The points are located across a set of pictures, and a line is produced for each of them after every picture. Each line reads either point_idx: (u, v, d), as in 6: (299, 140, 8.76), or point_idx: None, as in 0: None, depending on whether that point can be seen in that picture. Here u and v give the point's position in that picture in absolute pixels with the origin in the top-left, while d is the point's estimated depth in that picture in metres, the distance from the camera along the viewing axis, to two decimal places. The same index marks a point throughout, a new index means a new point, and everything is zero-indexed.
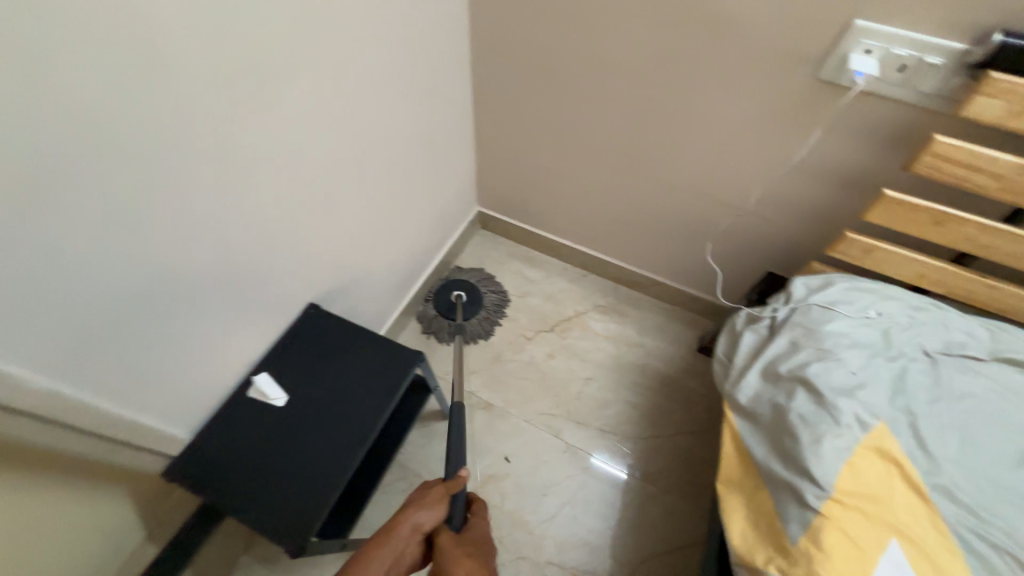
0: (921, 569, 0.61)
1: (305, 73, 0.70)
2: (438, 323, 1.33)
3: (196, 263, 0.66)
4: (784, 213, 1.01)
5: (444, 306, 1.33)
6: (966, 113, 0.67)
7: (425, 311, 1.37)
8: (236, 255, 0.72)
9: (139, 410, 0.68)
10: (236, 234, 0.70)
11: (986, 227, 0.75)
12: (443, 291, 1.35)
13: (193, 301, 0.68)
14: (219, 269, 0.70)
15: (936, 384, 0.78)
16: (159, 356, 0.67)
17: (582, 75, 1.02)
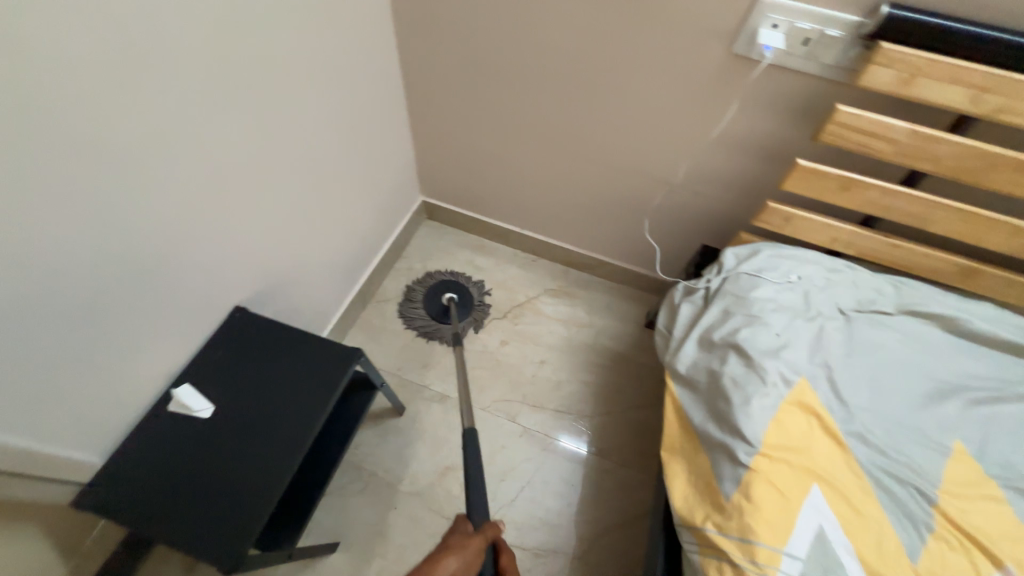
0: (840, 512, 0.66)
1: (198, 56, 0.65)
2: (433, 329, 1.34)
3: (88, 269, 0.60)
4: (714, 186, 1.05)
5: (438, 311, 1.34)
6: (862, 81, 0.72)
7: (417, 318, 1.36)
8: (140, 257, 0.66)
9: (26, 437, 0.60)
10: (136, 238, 0.65)
11: (886, 189, 0.80)
12: (434, 297, 1.35)
13: (81, 299, 0.60)
14: (113, 268, 0.63)
15: (851, 339, 0.83)
16: (46, 377, 0.60)
17: (509, 53, 1.01)
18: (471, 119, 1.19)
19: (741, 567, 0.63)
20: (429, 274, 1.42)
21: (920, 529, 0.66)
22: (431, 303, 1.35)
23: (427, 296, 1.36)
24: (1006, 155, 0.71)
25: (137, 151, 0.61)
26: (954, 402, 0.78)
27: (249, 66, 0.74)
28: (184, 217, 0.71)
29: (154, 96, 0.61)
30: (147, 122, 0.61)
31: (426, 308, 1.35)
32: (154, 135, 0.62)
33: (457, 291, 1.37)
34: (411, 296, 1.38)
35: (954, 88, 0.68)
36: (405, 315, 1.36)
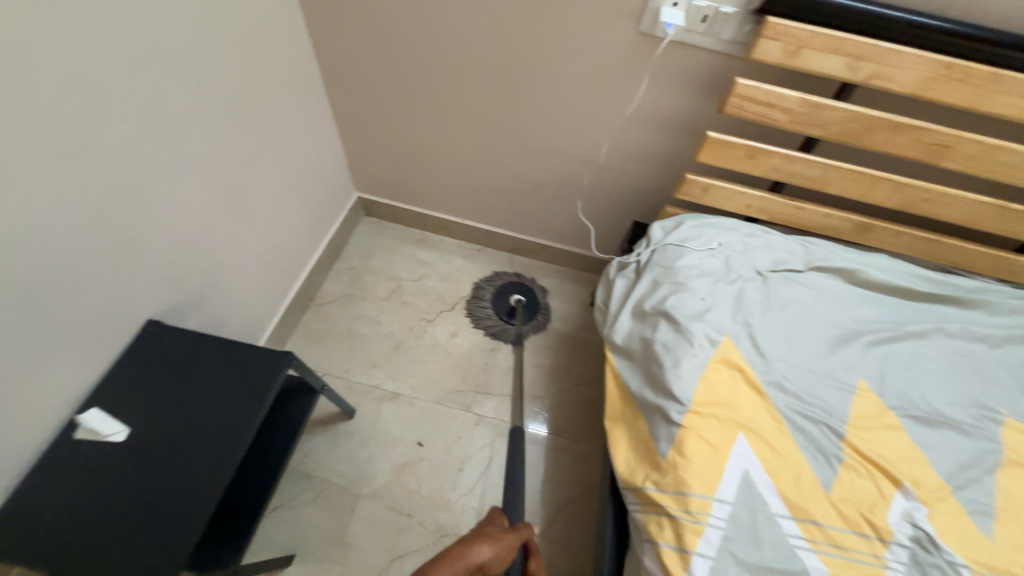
0: (763, 455, 0.71)
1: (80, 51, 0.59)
2: (499, 329, 1.34)
3: None
4: (639, 163, 1.09)
5: (505, 311, 1.35)
6: (754, 54, 0.76)
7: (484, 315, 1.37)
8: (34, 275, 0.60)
9: None
10: (28, 254, 0.59)
11: (787, 156, 0.87)
12: (503, 297, 1.36)
13: None
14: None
15: (767, 297, 0.90)
16: None
17: (430, 40, 0.99)
18: (399, 110, 1.17)
19: (677, 517, 0.66)
20: (493, 274, 1.42)
21: (832, 462, 0.73)
22: (499, 303, 1.35)
23: (495, 296, 1.36)
24: (881, 118, 0.78)
25: (13, 154, 0.55)
26: (857, 345, 0.86)
27: (144, 60, 0.68)
28: (85, 229, 0.65)
29: (25, 92, 0.54)
30: (23, 124, 0.55)
31: (493, 307, 1.36)
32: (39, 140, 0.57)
33: (525, 294, 1.36)
34: (477, 293, 1.39)
35: (833, 58, 0.74)
36: (472, 311, 1.37)
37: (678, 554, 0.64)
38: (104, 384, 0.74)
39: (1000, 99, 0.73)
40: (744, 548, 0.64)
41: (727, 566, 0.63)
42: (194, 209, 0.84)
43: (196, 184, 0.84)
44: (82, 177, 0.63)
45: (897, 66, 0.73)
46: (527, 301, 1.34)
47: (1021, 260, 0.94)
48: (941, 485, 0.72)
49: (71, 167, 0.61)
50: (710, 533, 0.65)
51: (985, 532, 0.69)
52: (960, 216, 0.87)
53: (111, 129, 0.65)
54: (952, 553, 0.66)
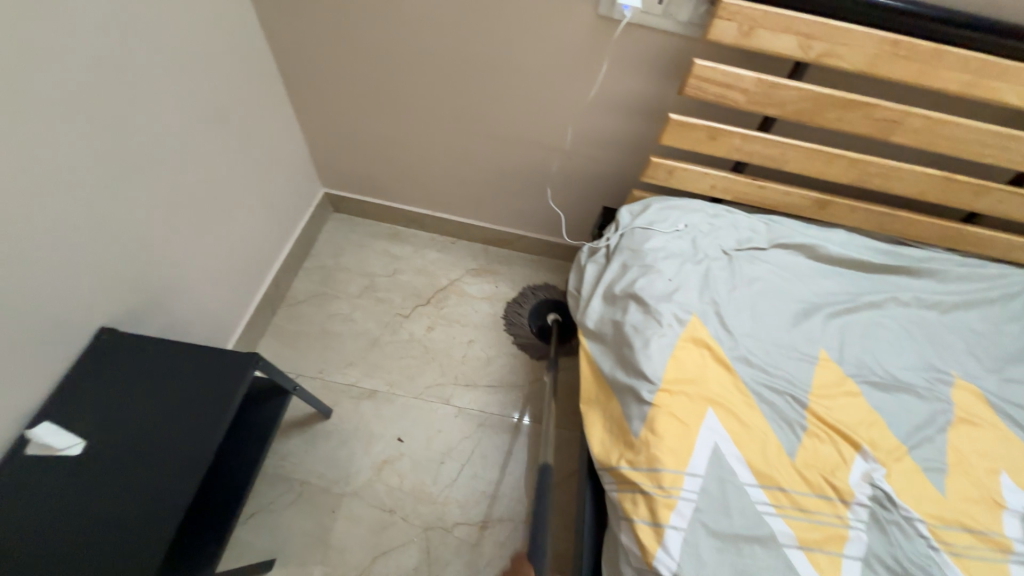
0: (731, 428, 0.74)
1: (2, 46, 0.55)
2: (528, 342, 1.29)
3: None
4: (606, 148, 1.09)
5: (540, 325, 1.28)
6: (710, 35, 0.77)
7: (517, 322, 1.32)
8: None
9: None
10: None
11: (746, 136, 0.88)
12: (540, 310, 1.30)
13: None
14: None
15: (733, 275, 0.92)
16: None
17: (388, 27, 0.97)
18: (362, 103, 1.14)
19: (650, 493, 0.68)
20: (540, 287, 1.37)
21: (797, 430, 0.76)
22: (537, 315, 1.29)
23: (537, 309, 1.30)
24: (834, 96, 0.80)
25: None
26: (818, 317, 0.89)
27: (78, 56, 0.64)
28: (22, 237, 0.61)
29: None
30: None
31: (530, 319, 1.30)
32: None
33: (563, 316, 1.27)
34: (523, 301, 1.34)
35: (786, 37, 0.75)
36: (508, 314, 1.34)
37: (652, 528, 0.65)
38: (56, 396, 0.70)
39: (942, 74, 0.76)
40: (714, 518, 0.66)
41: (698, 536, 0.65)
42: (146, 209, 0.80)
43: (147, 183, 0.80)
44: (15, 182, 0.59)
45: (846, 44, 0.75)
46: (563, 322, 1.25)
47: (969, 229, 0.98)
48: (897, 446, 0.76)
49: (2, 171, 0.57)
50: (682, 506, 0.66)
51: (937, 487, 0.73)
52: (911, 189, 0.91)
53: (43, 126, 0.61)
54: (908, 509, 0.70)
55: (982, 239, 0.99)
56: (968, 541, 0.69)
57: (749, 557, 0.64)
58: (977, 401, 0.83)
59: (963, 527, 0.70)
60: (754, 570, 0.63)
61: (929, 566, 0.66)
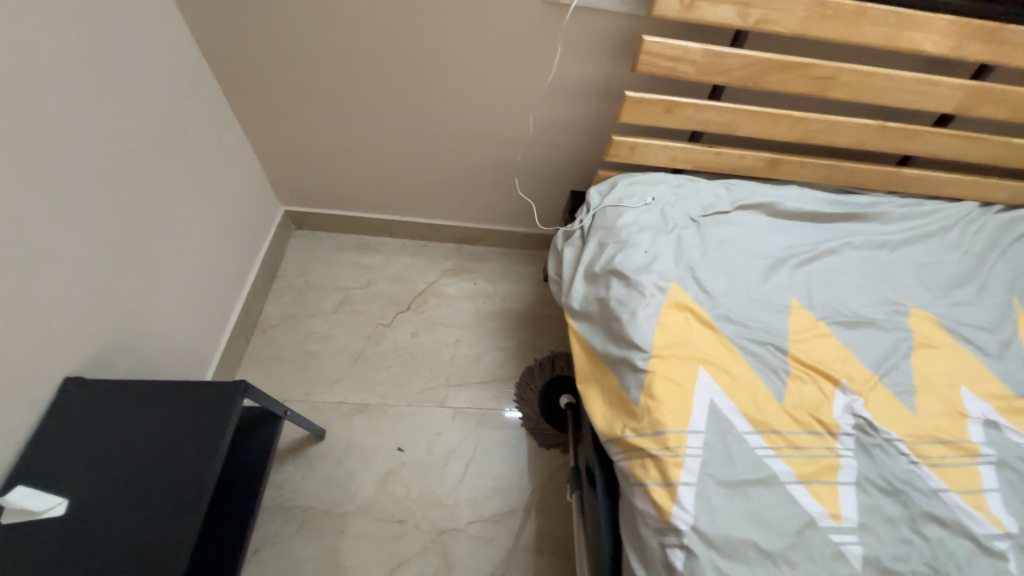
0: (723, 383, 0.77)
1: None
2: (541, 425, 1.19)
3: None
4: (566, 134, 1.11)
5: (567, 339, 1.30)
6: (655, 12, 0.80)
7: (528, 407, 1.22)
8: None
9: None
10: None
11: (699, 106, 0.92)
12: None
13: None
14: None
15: (703, 240, 0.96)
16: None
17: (333, 33, 0.94)
18: (313, 113, 1.10)
19: (658, 456, 0.70)
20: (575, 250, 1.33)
21: (782, 376, 0.80)
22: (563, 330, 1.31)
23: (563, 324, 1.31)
24: (773, 60, 0.85)
25: None
26: (785, 269, 0.94)
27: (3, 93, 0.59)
28: None
29: None
30: None
31: (539, 397, 1.22)
32: None
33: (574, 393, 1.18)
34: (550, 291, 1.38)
35: (725, 8, 0.79)
36: (519, 397, 1.23)
37: (665, 488, 0.67)
38: (25, 458, 0.65)
39: (866, 29, 0.82)
40: (720, 468, 0.69)
41: (708, 487, 0.68)
42: (98, 246, 0.75)
43: (97, 217, 0.74)
44: None
45: (780, 9, 0.80)
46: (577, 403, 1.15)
47: (903, 172, 1.07)
48: (870, 377, 0.83)
49: None
50: (689, 462, 0.69)
51: (909, 408, 0.80)
52: (851, 140, 0.98)
53: None
54: (887, 431, 0.76)
55: (916, 179, 1.08)
56: (942, 451, 0.76)
57: (757, 499, 0.68)
58: (931, 325, 0.91)
59: (935, 439, 0.77)
60: (763, 510, 0.67)
61: (913, 479, 0.73)
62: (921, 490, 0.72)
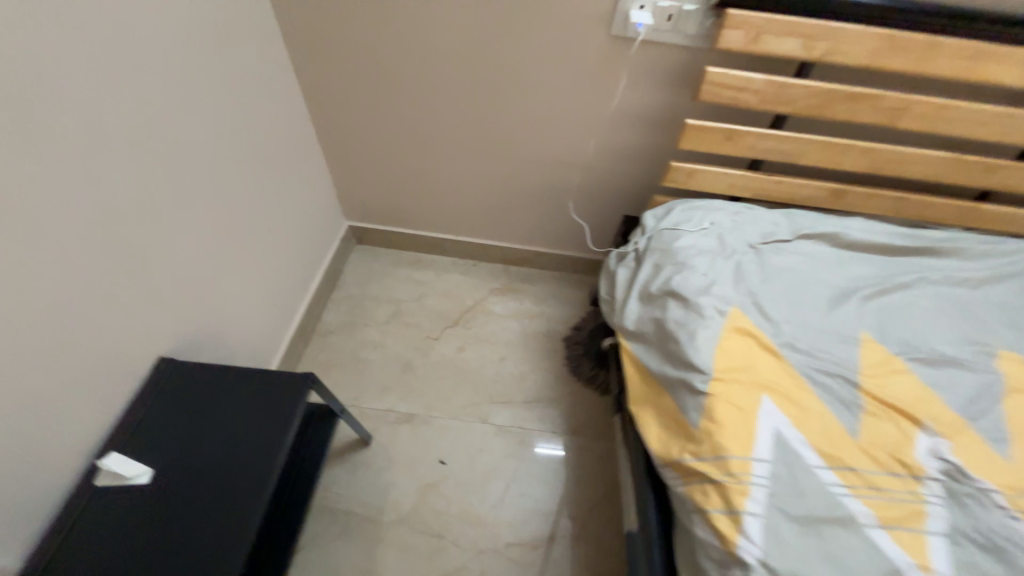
0: (790, 412, 0.73)
1: (90, 107, 0.61)
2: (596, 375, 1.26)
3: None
4: (622, 160, 1.14)
5: (597, 358, 1.26)
6: (720, 44, 0.83)
7: (578, 360, 1.30)
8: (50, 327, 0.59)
9: None
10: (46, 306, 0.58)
11: (761, 134, 0.93)
12: (593, 336, 1.29)
13: None
14: (19, 337, 0.55)
15: (764, 267, 0.94)
16: None
17: (413, 65, 1.04)
18: (387, 136, 1.19)
19: (720, 482, 0.67)
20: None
21: (854, 410, 0.76)
22: (592, 347, 1.28)
23: (592, 333, 1.30)
24: (841, 90, 0.86)
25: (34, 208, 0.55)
26: (854, 300, 0.91)
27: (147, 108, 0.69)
28: (97, 278, 0.64)
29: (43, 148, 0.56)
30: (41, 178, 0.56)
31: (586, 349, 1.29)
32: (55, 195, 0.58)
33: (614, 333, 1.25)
34: (579, 330, 1.35)
35: (791, 40, 0.82)
36: (569, 356, 1.32)
37: (728, 517, 0.64)
38: (120, 427, 0.71)
39: (942, 61, 0.81)
40: (788, 502, 0.65)
41: (776, 521, 0.63)
42: (199, 243, 0.84)
43: (199, 218, 0.83)
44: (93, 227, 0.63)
45: (849, 41, 0.81)
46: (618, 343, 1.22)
47: (983, 207, 1.02)
48: (957, 419, 0.76)
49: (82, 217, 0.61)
50: (755, 490, 0.65)
51: (1005, 457, 0.73)
52: (925, 171, 0.95)
53: (114, 166, 0.65)
54: (982, 481, 0.69)
55: (998, 216, 1.02)
56: None
57: (832, 539, 0.62)
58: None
59: None
60: (840, 552, 0.62)
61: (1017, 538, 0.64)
62: None
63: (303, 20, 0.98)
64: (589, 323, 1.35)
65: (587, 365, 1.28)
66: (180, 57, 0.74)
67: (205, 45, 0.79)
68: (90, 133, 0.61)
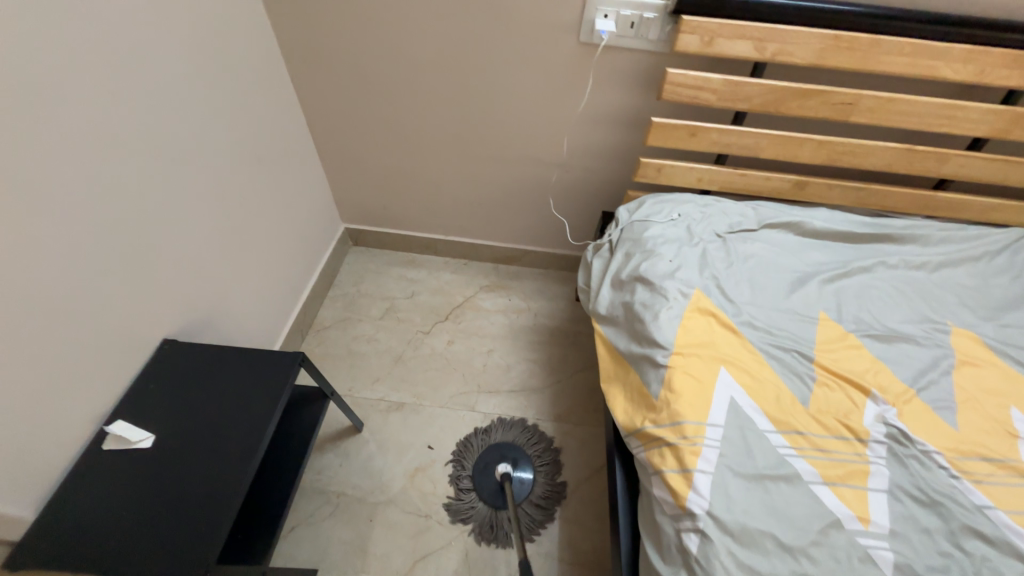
0: (745, 383, 0.79)
1: (107, 111, 0.69)
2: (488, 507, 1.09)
3: (20, 325, 0.60)
4: (597, 158, 1.21)
5: (490, 490, 1.09)
6: (678, 47, 0.90)
7: (464, 493, 1.11)
8: (68, 305, 0.66)
9: None
10: (66, 287, 0.66)
11: (722, 130, 1.00)
12: (485, 468, 1.12)
13: (12, 344, 0.59)
14: (42, 311, 0.63)
15: (728, 254, 1.00)
16: None
17: (399, 73, 1.12)
18: (378, 140, 1.28)
19: (676, 444, 0.72)
20: (508, 426, 1.22)
21: (808, 382, 0.81)
22: (484, 479, 1.11)
23: (481, 463, 1.13)
24: (792, 87, 0.93)
25: (61, 200, 0.64)
26: (813, 283, 0.96)
27: (156, 114, 0.78)
28: (110, 265, 0.72)
29: (68, 147, 0.64)
30: (67, 173, 0.64)
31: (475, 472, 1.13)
32: (78, 190, 0.66)
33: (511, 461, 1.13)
34: (462, 460, 1.16)
35: (742, 42, 0.89)
36: (456, 484, 1.13)
37: (681, 475, 0.69)
38: (125, 400, 0.77)
39: (883, 59, 0.88)
40: (739, 462, 0.70)
41: (726, 478, 0.68)
42: (202, 237, 0.92)
43: (202, 215, 0.91)
44: (110, 220, 0.71)
45: (795, 42, 0.88)
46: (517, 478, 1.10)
47: (939, 195, 1.07)
48: (905, 389, 0.81)
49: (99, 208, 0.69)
50: (707, 451, 0.70)
51: (949, 423, 0.77)
52: (878, 162, 1.01)
53: (128, 164, 0.73)
54: (924, 443, 0.74)
55: (955, 203, 1.08)
56: (988, 469, 0.72)
57: (777, 494, 0.67)
58: (975, 343, 0.88)
59: (980, 456, 0.73)
60: (783, 505, 0.66)
61: (953, 493, 0.69)
62: (963, 505, 0.68)
63: (299, 33, 1.07)
64: (475, 450, 1.18)
65: (481, 505, 1.09)
66: (187, 69, 0.83)
67: (208, 57, 0.88)
68: (108, 135, 0.69)
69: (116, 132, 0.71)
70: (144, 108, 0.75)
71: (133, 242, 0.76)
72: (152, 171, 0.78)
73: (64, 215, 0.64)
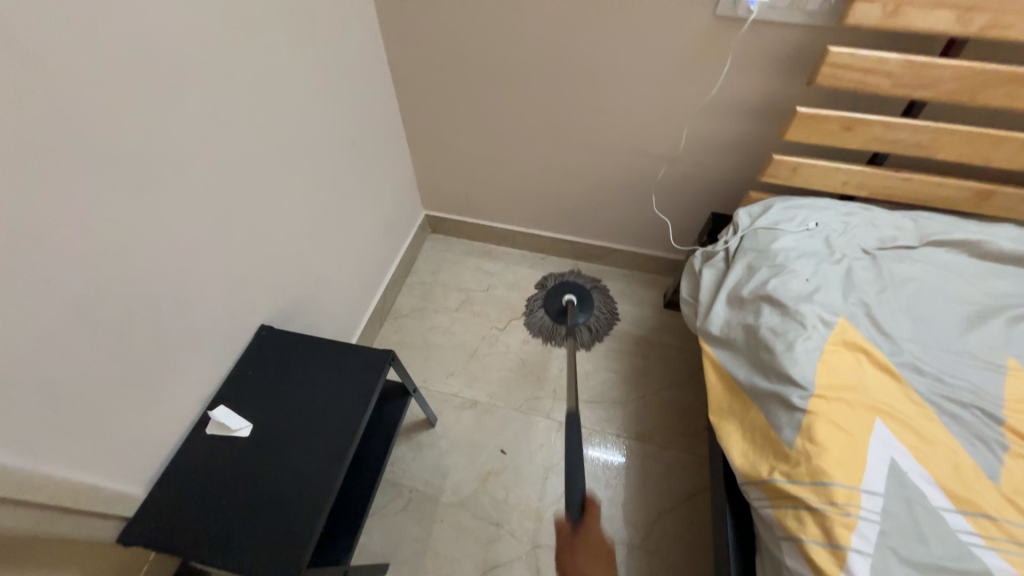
0: (910, 443, 0.64)
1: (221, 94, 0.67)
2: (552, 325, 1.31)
3: (135, 311, 0.60)
4: (713, 152, 1.06)
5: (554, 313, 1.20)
6: (849, 20, 0.73)
7: (536, 314, 1.35)
8: (177, 291, 0.66)
9: (87, 470, 0.59)
10: (176, 273, 0.65)
11: (888, 123, 0.82)
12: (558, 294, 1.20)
13: (128, 329, 0.60)
14: (157, 297, 0.63)
15: (879, 275, 0.83)
16: (101, 410, 0.59)
17: (500, 52, 1.03)
18: (469, 126, 1.21)
19: (820, 510, 0.60)
20: (580, 273, 1.41)
21: (996, 450, 0.64)
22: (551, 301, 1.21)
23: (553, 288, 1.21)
24: (1002, 71, 0.72)
25: (174, 185, 0.62)
26: (999, 321, 0.76)
27: (263, 94, 0.75)
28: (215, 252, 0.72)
29: (184, 131, 0.62)
30: (181, 159, 0.63)
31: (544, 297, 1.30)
32: (191, 178, 0.65)
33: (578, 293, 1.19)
34: (539, 290, 1.38)
35: (941, 13, 0.70)
36: (530, 311, 1.36)
37: (829, 551, 0.57)
38: (226, 385, 0.78)
39: None
40: (907, 545, 0.57)
41: (889, 564, 0.55)
42: (297, 223, 0.91)
43: (300, 200, 0.90)
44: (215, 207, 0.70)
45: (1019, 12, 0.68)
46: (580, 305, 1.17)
47: None
48: None
49: (207, 195, 0.68)
50: (863, 526, 0.58)
51: None
52: None
53: (235, 149, 0.72)
54: None
55: None
56: None
57: None
58: None
59: None
60: None
61: None
62: None
63: (400, 9, 1.01)
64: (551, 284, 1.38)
65: (544, 317, 1.33)
66: (293, 49, 0.80)
67: (313, 36, 0.84)
68: (221, 119, 0.68)
69: (228, 117, 0.69)
70: (253, 90, 0.73)
71: (235, 229, 0.75)
72: (257, 155, 0.76)
73: (175, 202, 0.63)
